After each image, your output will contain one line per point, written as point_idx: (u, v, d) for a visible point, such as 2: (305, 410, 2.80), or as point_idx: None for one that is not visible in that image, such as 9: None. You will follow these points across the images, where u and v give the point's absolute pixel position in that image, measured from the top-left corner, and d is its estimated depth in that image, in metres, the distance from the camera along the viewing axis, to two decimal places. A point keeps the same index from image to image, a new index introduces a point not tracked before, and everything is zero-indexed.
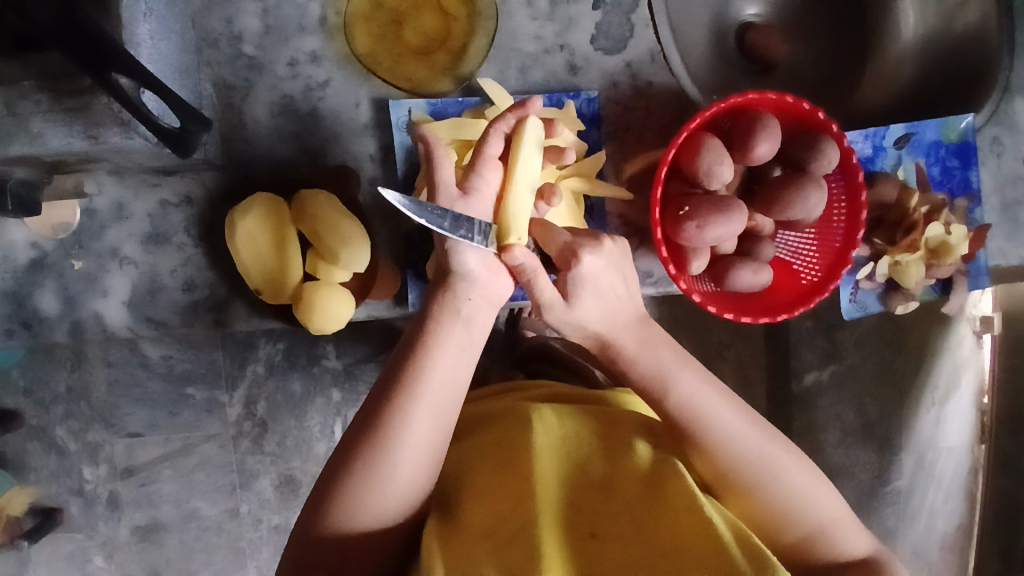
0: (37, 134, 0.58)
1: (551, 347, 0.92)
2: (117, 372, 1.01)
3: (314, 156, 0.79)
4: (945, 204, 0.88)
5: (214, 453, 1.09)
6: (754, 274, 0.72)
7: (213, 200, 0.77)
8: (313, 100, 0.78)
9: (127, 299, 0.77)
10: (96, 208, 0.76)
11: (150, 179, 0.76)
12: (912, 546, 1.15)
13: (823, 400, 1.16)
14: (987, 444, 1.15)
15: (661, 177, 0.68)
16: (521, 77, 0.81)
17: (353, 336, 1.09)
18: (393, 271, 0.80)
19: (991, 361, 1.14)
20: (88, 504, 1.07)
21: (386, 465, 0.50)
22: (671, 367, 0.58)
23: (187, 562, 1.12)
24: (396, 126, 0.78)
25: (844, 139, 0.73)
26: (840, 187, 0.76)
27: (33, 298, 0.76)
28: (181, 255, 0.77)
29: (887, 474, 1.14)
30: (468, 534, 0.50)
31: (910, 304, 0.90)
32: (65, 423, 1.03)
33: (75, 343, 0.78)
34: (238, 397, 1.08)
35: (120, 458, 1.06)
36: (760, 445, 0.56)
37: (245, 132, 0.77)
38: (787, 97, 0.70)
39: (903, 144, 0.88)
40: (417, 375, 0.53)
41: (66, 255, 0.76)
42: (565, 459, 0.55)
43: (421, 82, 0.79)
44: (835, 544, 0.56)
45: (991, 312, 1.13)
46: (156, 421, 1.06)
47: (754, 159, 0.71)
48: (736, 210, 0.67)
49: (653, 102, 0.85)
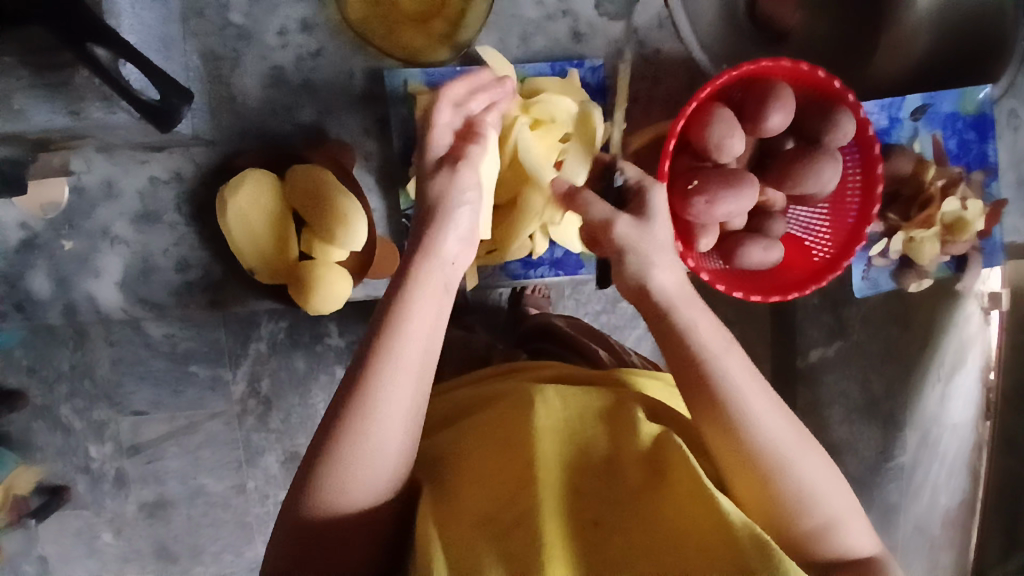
0: (19, 111, 0.57)
1: (553, 325, 0.92)
2: (121, 351, 1.02)
3: (309, 130, 0.77)
4: (962, 177, 0.86)
5: (219, 431, 1.09)
6: (764, 250, 0.71)
7: (204, 177, 0.76)
8: (305, 71, 0.76)
9: (121, 280, 0.76)
10: (85, 186, 0.74)
11: (138, 155, 0.74)
12: (914, 521, 1.16)
13: (829, 377, 1.18)
14: (992, 421, 1.12)
15: (669, 149, 0.65)
16: (522, 45, 0.79)
17: (356, 313, 1.08)
18: (392, 249, 0.79)
19: (997, 336, 1.11)
20: (95, 481, 1.08)
21: (367, 445, 0.48)
22: (706, 331, 0.53)
23: (194, 538, 1.13)
24: (392, 97, 0.77)
25: (861, 109, 0.70)
26: (855, 161, 0.74)
27: (26, 279, 0.75)
28: (174, 234, 0.76)
29: (891, 450, 1.14)
30: (467, 519, 0.50)
31: (924, 281, 0.88)
32: (68, 402, 1.03)
33: (71, 323, 0.77)
34: (241, 374, 1.07)
35: (125, 436, 1.07)
36: (781, 430, 0.51)
37: (236, 105, 0.75)
38: (802, 65, 0.67)
39: (919, 115, 0.85)
40: (392, 346, 0.49)
41: (57, 235, 0.75)
42: (568, 441, 0.54)
43: (418, 51, 0.76)
44: (839, 540, 0.52)
45: (998, 288, 1.10)
46: (159, 399, 1.06)
47: (765, 131, 0.68)
48: (746, 185, 0.65)
49: (660, 71, 0.82)
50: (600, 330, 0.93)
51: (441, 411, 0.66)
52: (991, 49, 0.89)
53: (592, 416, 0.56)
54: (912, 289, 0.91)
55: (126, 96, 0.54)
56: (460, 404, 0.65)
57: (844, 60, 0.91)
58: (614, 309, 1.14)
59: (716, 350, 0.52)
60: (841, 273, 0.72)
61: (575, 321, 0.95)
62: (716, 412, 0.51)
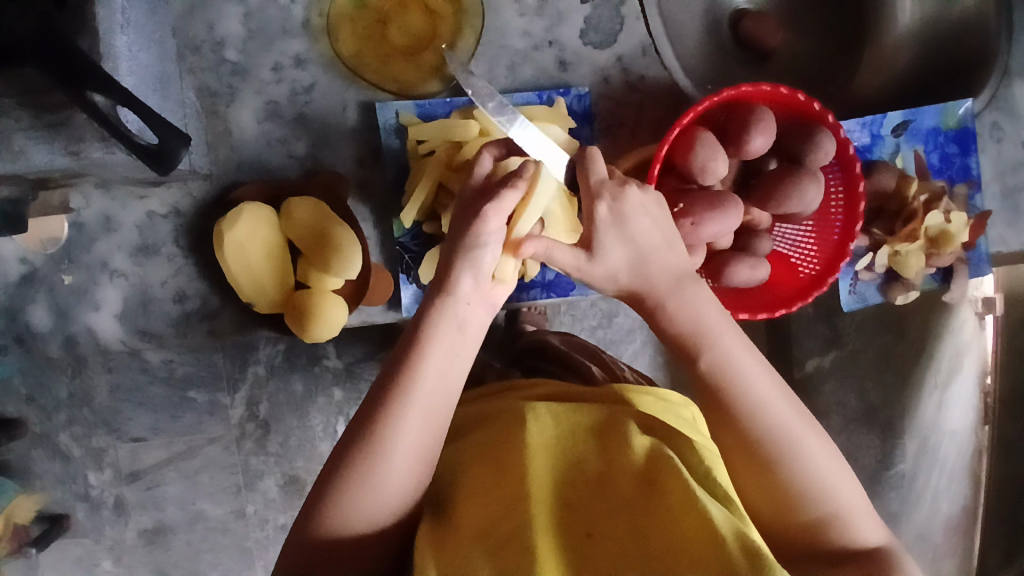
0: (19, 151, 0.57)
1: (547, 342, 0.93)
2: (119, 377, 1.01)
3: (303, 163, 0.78)
4: (944, 191, 0.86)
5: (218, 456, 1.10)
6: (751, 269, 0.71)
7: (201, 209, 0.77)
8: (299, 105, 0.77)
9: (119, 311, 0.77)
10: (85, 220, 0.75)
11: (137, 190, 0.75)
12: (917, 530, 1.16)
13: (827, 386, 1.17)
14: (990, 426, 1.15)
15: (654, 174, 0.67)
16: (510, 74, 0.80)
17: (352, 333, 1.09)
18: (387, 275, 0.79)
19: (992, 342, 1.14)
20: (95, 508, 1.08)
21: (379, 470, 0.50)
22: (708, 329, 0.56)
23: (195, 563, 1.12)
24: (384, 129, 0.78)
25: (841, 130, 0.72)
26: (837, 179, 0.75)
27: (24, 313, 0.76)
28: (172, 266, 0.77)
29: (890, 458, 1.15)
30: (462, 538, 0.50)
31: (911, 294, 0.89)
32: (67, 431, 1.03)
33: (71, 355, 0.78)
34: (240, 398, 1.08)
35: (124, 463, 1.07)
36: (789, 420, 0.54)
37: (232, 139, 0.76)
38: (782, 89, 0.69)
39: (901, 132, 0.86)
40: (410, 377, 0.52)
41: (56, 269, 0.75)
42: (560, 458, 0.55)
43: (408, 82, 0.78)
44: (843, 530, 0.54)
45: (992, 293, 1.12)
46: (158, 425, 1.06)
47: (748, 153, 0.70)
48: (732, 206, 0.66)
49: (646, 97, 0.84)
50: (596, 348, 0.94)
51: None
52: (977, 59, 0.89)
53: (584, 432, 0.57)
54: (899, 302, 0.92)
55: (123, 140, 0.55)
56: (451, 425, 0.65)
57: (826, 78, 0.93)
58: (609, 324, 1.16)
59: (713, 339, 0.56)
60: (823, 291, 0.73)
61: (569, 338, 0.97)
62: (722, 408, 0.54)
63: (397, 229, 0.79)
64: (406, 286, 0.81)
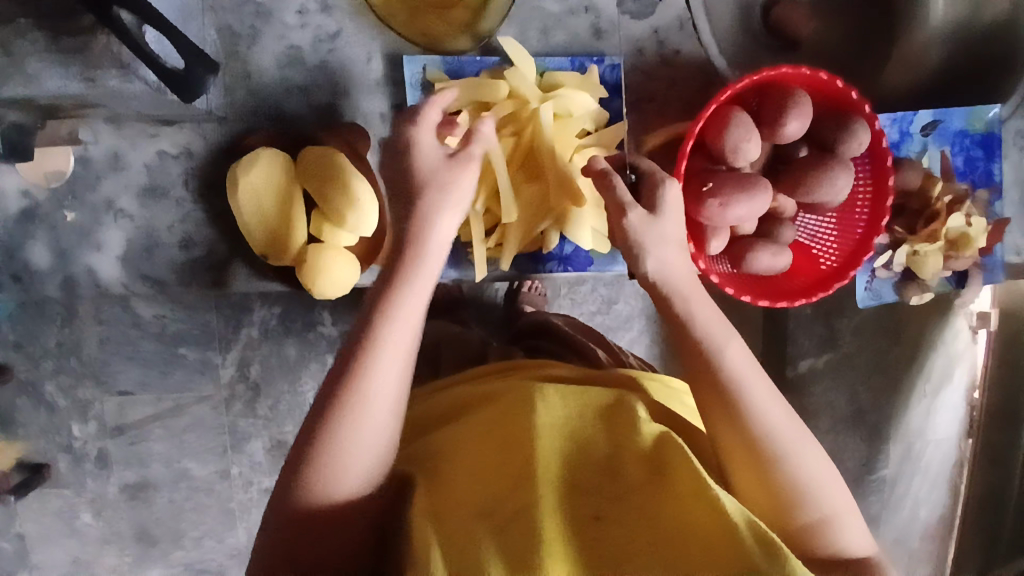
0: (32, 75, 0.61)
1: (551, 323, 0.93)
2: (110, 331, 1.04)
3: (321, 113, 0.77)
4: (968, 194, 0.87)
5: (206, 415, 1.10)
6: (773, 256, 0.71)
7: (213, 154, 0.76)
8: (322, 53, 0.76)
9: (122, 254, 0.76)
10: (92, 156, 0.74)
11: (148, 129, 0.74)
12: (894, 535, 1.22)
13: (818, 387, 1.19)
14: (973, 439, 1.20)
15: (685, 150, 0.65)
16: (542, 37, 0.79)
17: (350, 302, 1.11)
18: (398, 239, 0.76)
19: (983, 355, 1.18)
20: (77, 460, 1.09)
21: (344, 443, 0.50)
22: (718, 329, 0.56)
23: (177, 521, 1.13)
24: (410, 84, 0.75)
25: (876, 121, 0.71)
26: (866, 171, 0.75)
27: (24, 250, 0.75)
28: (180, 210, 0.76)
29: (873, 462, 1.20)
30: (467, 513, 0.50)
31: (925, 295, 0.89)
32: (54, 380, 1.06)
33: (66, 296, 0.78)
34: (231, 359, 1.08)
35: (110, 416, 1.08)
36: (789, 427, 0.55)
37: (250, 82, 0.75)
38: (820, 74, 0.68)
39: (929, 132, 0.86)
40: (374, 337, 0.52)
41: (58, 207, 0.74)
42: (566, 440, 0.54)
43: (438, 38, 0.75)
44: (835, 538, 0.54)
45: (989, 308, 1.16)
46: (146, 379, 1.07)
47: (781, 137, 0.69)
48: (761, 189, 0.66)
49: (677, 73, 0.84)
50: (601, 332, 0.93)
51: (435, 408, 0.65)
52: (1001, 63, 0.89)
53: (591, 415, 0.57)
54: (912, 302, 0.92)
55: (148, 61, 0.59)
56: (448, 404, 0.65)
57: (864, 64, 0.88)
58: (609, 311, 1.19)
59: (718, 339, 0.56)
60: (842, 284, 0.72)
61: (573, 320, 0.96)
62: (726, 409, 0.54)
63: None
64: None
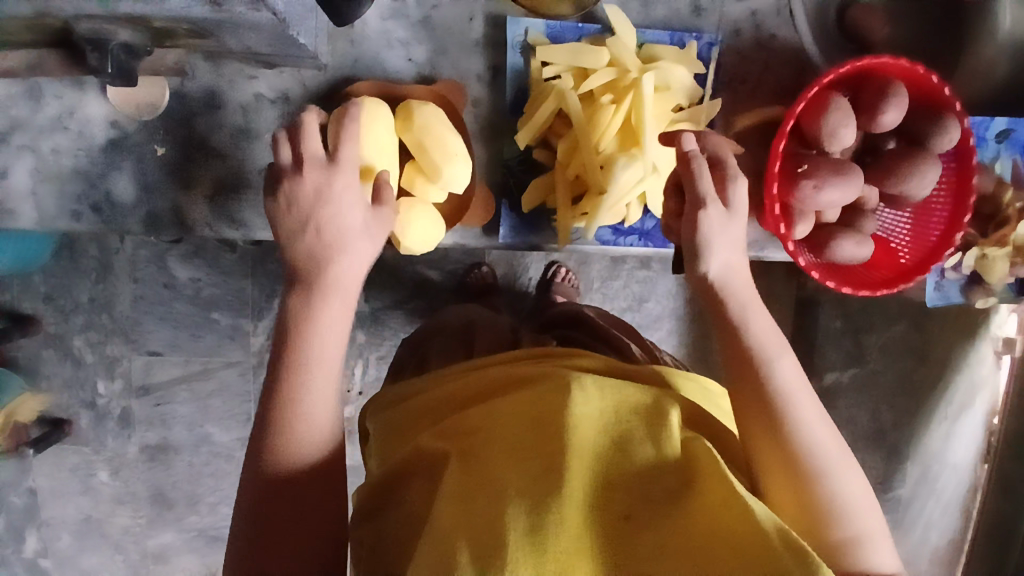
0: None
1: (584, 315, 0.93)
2: (142, 289, 1.06)
3: (420, 70, 0.78)
4: None
5: (233, 381, 1.10)
6: (857, 246, 0.71)
7: (311, 100, 0.77)
8: (426, 8, 0.78)
9: (211, 194, 0.77)
10: (188, 91, 0.75)
11: (248, 70, 0.76)
12: (905, 556, 1.22)
13: (841, 401, 1.21)
14: (990, 465, 1.19)
15: (785, 130, 0.67)
16: (643, 10, 0.80)
17: (382, 280, 1.11)
18: (489, 197, 0.80)
19: (1006, 383, 1.18)
20: (100, 418, 1.10)
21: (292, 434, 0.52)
22: (771, 342, 0.57)
23: (194, 486, 1.12)
24: (510, 45, 0.77)
25: (966, 119, 0.72)
26: (950, 169, 0.75)
27: (106, 180, 0.75)
28: (272, 154, 0.77)
29: (890, 481, 1.20)
30: (498, 493, 0.51)
31: (989, 300, 0.91)
32: (82, 335, 1.07)
33: (150, 232, 0.77)
34: (263, 327, 1.09)
35: (137, 375, 1.09)
36: (830, 444, 0.56)
37: (353, 33, 0.77)
38: (918, 67, 0.68)
39: (1002, 139, 0.86)
40: (300, 335, 0.53)
41: (149, 139, 0.75)
42: (603, 433, 0.55)
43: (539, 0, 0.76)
44: (870, 560, 0.54)
45: (1013, 334, 1.16)
46: (176, 341, 1.08)
47: (877, 126, 0.70)
48: (855, 175, 0.67)
49: (773, 56, 0.83)
50: (633, 325, 0.94)
51: (476, 383, 0.65)
52: None
53: (628, 409, 0.57)
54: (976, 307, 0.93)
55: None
56: (478, 386, 0.64)
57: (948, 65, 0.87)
58: (639, 309, 1.19)
59: (768, 352, 0.57)
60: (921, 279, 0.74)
61: (605, 312, 0.97)
62: (766, 419, 0.55)
63: (509, 151, 0.79)
64: (505, 215, 0.80)
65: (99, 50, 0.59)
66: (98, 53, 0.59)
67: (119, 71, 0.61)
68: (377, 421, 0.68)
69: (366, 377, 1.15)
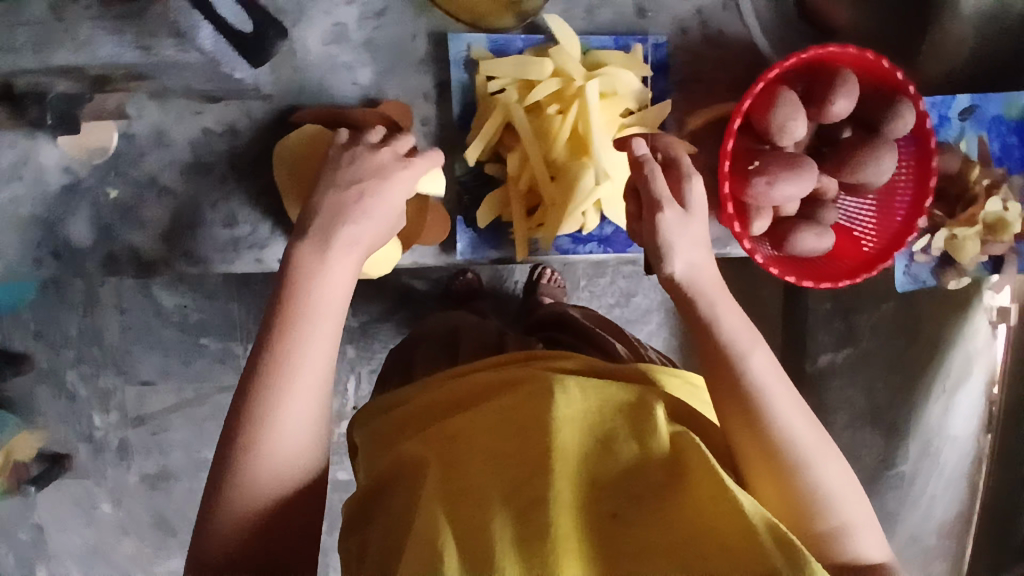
0: (85, 42, 0.63)
1: (567, 316, 0.93)
2: (131, 318, 1.06)
3: (366, 93, 0.80)
4: (1005, 179, 0.89)
5: (227, 404, 1.11)
6: (817, 237, 0.72)
7: (259, 130, 0.79)
8: (368, 30, 0.79)
9: (165, 230, 0.79)
10: (135, 131, 0.76)
11: (194, 106, 0.77)
12: (911, 532, 1.22)
13: (835, 382, 1.20)
14: (994, 434, 1.18)
15: (734, 128, 0.67)
16: (587, 16, 0.81)
17: (368, 293, 1.11)
18: (445, 217, 0.79)
19: (1001, 353, 1.16)
20: (98, 450, 1.10)
21: (287, 393, 0.50)
22: (743, 335, 0.57)
23: (196, 511, 1.13)
24: (454, 61, 0.80)
25: (921, 102, 0.72)
26: (909, 153, 0.76)
27: (65, 226, 0.76)
28: (224, 189, 0.79)
29: (892, 458, 1.20)
30: (483, 501, 0.51)
31: (962, 279, 0.92)
32: (76, 368, 1.07)
33: (107, 274, 0.78)
34: (253, 348, 1.09)
35: (131, 406, 1.09)
36: (812, 433, 0.56)
37: (296, 60, 0.78)
38: (868, 54, 0.69)
39: (966, 116, 0.88)
40: (301, 309, 0.52)
41: (101, 182, 0.76)
42: (586, 434, 0.55)
43: (482, 15, 0.78)
44: (856, 546, 0.55)
45: (1007, 304, 1.15)
46: (167, 368, 1.08)
47: (828, 116, 0.71)
48: (807, 169, 0.68)
49: (725, 53, 0.85)
50: (619, 324, 0.93)
51: (453, 392, 0.64)
52: None
53: (612, 409, 0.57)
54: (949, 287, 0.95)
55: None
56: (461, 393, 0.64)
57: (907, 46, 0.87)
58: (627, 304, 1.19)
59: (744, 344, 0.56)
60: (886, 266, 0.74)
61: (591, 312, 0.97)
62: (749, 410, 0.55)
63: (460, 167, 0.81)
64: (461, 226, 0.83)
65: (38, 104, 0.68)
66: (37, 104, 0.68)
67: (60, 118, 0.70)
68: (364, 433, 0.67)
69: (360, 391, 1.15)
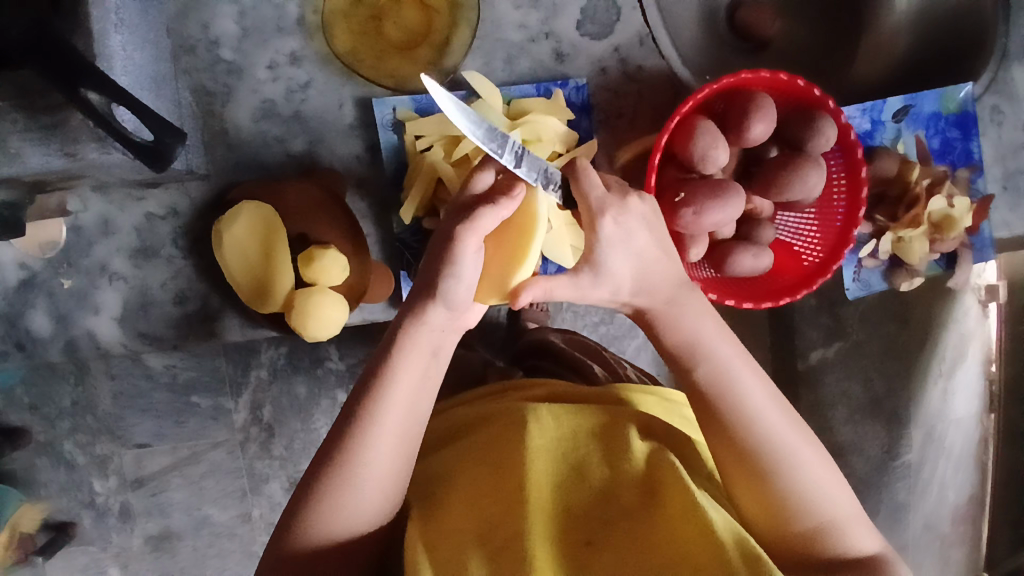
0: (15, 154, 0.59)
1: (551, 344, 0.93)
2: (121, 384, 1.05)
3: (300, 161, 0.82)
4: (946, 176, 0.92)
5: (223, 460, 1.12)
6: (753, 258, 0.75)
7: (198, 209, 0.80)
8: (295, 103, 0.81)
9: (119, 315, 0.80)
10: (83, 224, 0.78)
11: (134, 193, 0.78)
12: (924, 519, 1.19)
13: (830, 377, 1.20)
14: (996, 414, 1.18)
15: (655, 163, 0.70)
16: (507, 67, 0.84)
17: (354, 338, 1.11)
18: (387, 271, 0.82)
19: (997, 329, 1.16)
20: (101, 515, 1.11)
21: (355, 479, 0.52)
22: (710, 335, 0.58)
23: (201, 569, 1.14)
24: (381, 124, 0.81)
25: (841, 115, 0.76)
26: (840, 165, 0.79)
27: (24, 319, 0.79)
28: (171, 268, 0.80)
29: (897, 448, 1.18)
30: (458, 545, 0.51)
31: (914, 280, 0.93)
32: (72, 437, 1.07)
33: (71, 360, 0.81)
34: (243, 402, 1.11)
35: (129, 469, 1.10)
36: (786, 432, 0.56)
37: (229, 138, 0.80)
38: (781, 76, 0.73)
39: (901, 118, 0.91)
40: (375, 400, 0.53)
41: (55, 274, 0.78)
42: (560, 462, 0.56)
43: (405, 78, 0.81)
44: (840, 544, 0.56)
45: (995, 280, 1.14)
46: (162, 430, 1.09)
47: (749, 140, 0.73)
48: (732, 194, 0.69)
49: (644, 86, 0.88)
50: (599, 345, 0.95)
51: (436, 430, 0.66)
52: (970, 46, 0.94)
53: (586, 433, 0.58)
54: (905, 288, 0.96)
55: (120, 138, 0.57)
56: (447, 427, 0.66)
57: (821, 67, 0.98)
58: (612, 320, 1.19)
59: (711, 348, 0.57)
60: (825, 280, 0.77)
61: (573, 337, 0.97)
62: (715, 420, 0.56)
63: (398, 226, 0.83)
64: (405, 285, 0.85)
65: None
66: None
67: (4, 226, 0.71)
68: None
69: None
